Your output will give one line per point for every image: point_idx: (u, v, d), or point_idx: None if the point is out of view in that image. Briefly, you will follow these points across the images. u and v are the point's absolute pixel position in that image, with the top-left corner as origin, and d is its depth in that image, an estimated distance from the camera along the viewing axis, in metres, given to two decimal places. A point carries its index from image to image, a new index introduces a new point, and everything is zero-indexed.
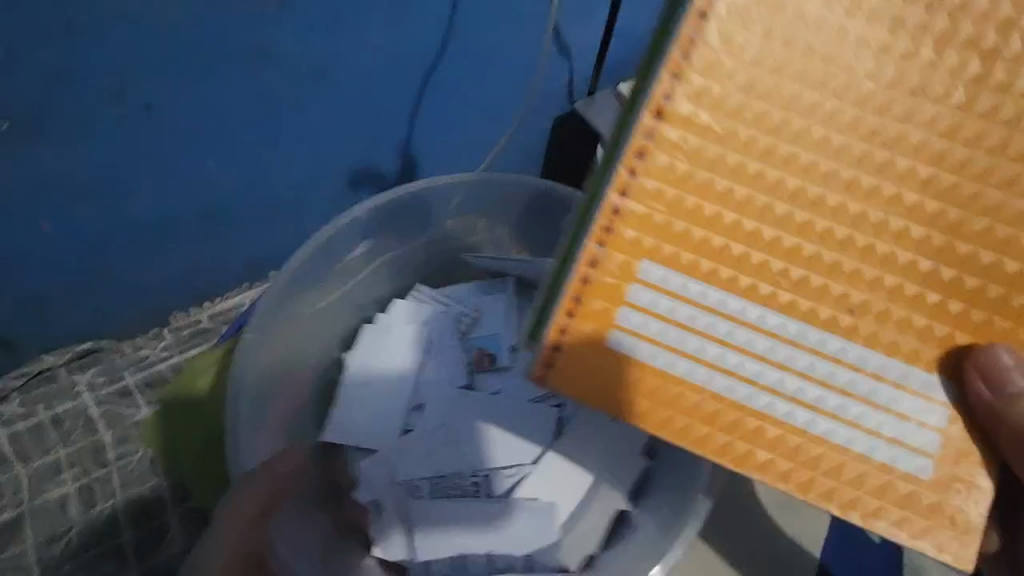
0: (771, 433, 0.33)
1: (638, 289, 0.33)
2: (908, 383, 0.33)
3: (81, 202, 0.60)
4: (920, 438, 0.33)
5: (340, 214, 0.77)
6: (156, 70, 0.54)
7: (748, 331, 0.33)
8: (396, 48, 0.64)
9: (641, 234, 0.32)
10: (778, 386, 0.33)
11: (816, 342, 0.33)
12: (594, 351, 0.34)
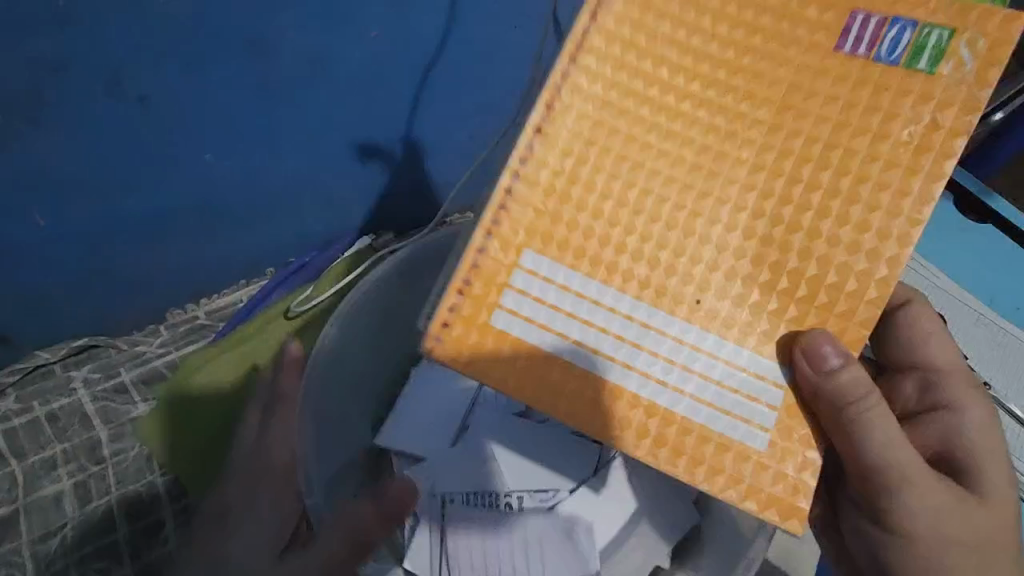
0: (630, 411, 0.38)
1: (517, 283, 0.39)
2: (745, 367, 0.38)
3: (85, 195, 0.60)
4: (755, 416, 0.38)
5: (345, 215, 0.78)
6: (157, 61, 0.54)
7: (606, 320, 0.38)
8: (404, 42, 0.64)
9: (522, 234, 0.39)
10: (636, 367, 0.38)
11: (661, 330, 0.38)
12: (476, 333, 0.39)
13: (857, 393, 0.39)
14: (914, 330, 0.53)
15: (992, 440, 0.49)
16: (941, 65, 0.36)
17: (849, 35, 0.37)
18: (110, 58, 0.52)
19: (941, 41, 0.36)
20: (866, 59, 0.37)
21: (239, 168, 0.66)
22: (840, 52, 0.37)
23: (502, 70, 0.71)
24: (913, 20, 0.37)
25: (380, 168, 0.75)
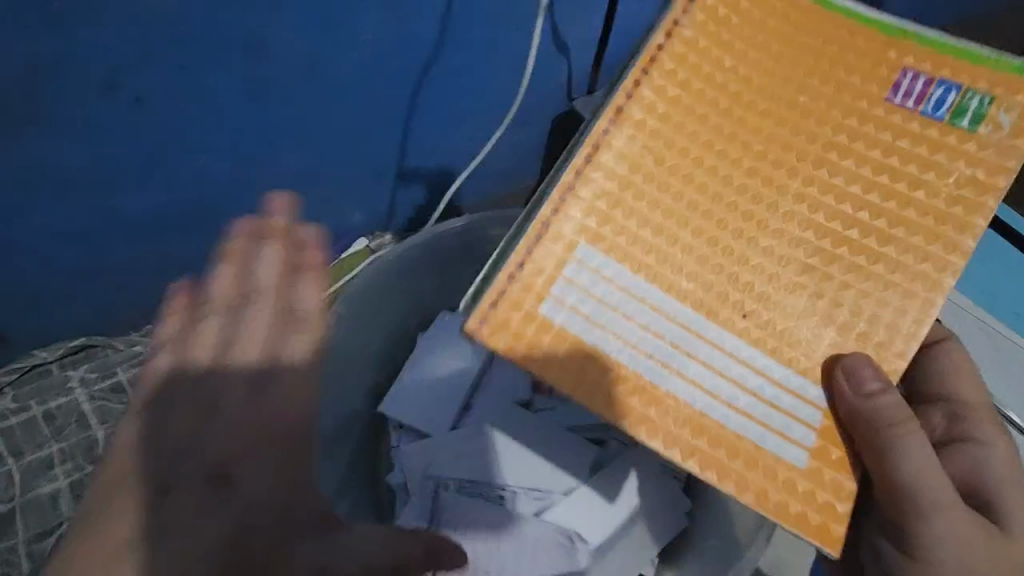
0: (674, 417, 0.38)
1: (569, 272, 0.39)
2: (784, 383, 0.39)
3: (89, 198, 0.61)
4: (795, 432, 0.39)
5: (348, 216, 0.80)
6: (155, 63, 0.54)
7: (656, 327, 0.39)
8: (404, 42, 0.65)
9: (578, 233, 0.40)
10: (681, 373, 0.39)
11: (706, 336, 0.39)
12: (524, 320, 0.38)
13: (894, 417, 0.40)
14: (947, 364, 0.52)
15: (1020, 479, 0.48)
16: (980, 126, 0.42)
17: (901, 89, 0.43)
18: (108, 58, 0.52)
19: (981, 106, 0.42)
20: (913, 111, 0.42)
21: (237, 169, 0.67)
22: (891, 103, 0.43)
23: (496, 69, 0.73)
24: (959, 85, 0.42)
25: (381, 168, 0.77)
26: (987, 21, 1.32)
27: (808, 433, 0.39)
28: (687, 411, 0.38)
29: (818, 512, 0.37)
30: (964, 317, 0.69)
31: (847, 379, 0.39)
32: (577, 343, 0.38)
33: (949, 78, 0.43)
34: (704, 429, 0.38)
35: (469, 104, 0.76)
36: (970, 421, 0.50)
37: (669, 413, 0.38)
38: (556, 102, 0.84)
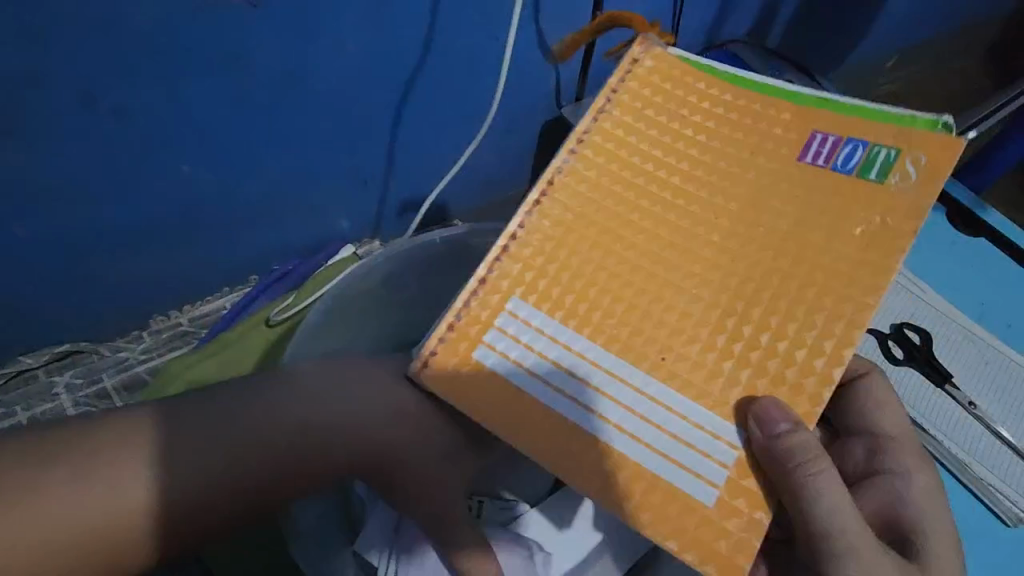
0: (600, 460, 0.36)
1: (510, 309, 0.39)
2: (703, 424, 0.36)
3: (76, 206, 0.61)
4: (707, 472, 0.35)
5: (336, 223, 0.80)
6: (132, 76, 0.54)
7: (575, 367, 0.37)
8: (391, 52, 0.65)
9: (511, 278, 0.39)
10: (601, 414, 0.36)
11: (625, 376, 0.37)
12: (455, 365, 0.37)
13: (809, 456, 0.36)
14: (868, 397, 0.53)
15: (934, 507, 0.48)
16: (891, 176, 0.40)
17: (810, 149, 0.41)
18: (84, 71, 0.52)
19: (888, 159, 0.40)
20: (825, 170, 0.41)
21: (219, 178, 0.67)
22: (802, 164, 0.41)
23: (484, 77, 0.74)
24: (864, 142, 0.41)
25: (368, 177, 0.77)
26: (982, 27, 1.32)
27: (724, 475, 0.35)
28: (605, 454, 0.36)
29: (720, 557, 0.34)
30: (951, 326, 0.68)
31: (759, 418, 0.35)
32: (500, 383, 0.37)
33: (855, 135, 0.41)
34: (626, 476, 0.35)
35: (456, 112, 0.76)
36: (887, 455, 0.50)
37: (590, 459, 0.35)
38: (544, 109, 0.84)
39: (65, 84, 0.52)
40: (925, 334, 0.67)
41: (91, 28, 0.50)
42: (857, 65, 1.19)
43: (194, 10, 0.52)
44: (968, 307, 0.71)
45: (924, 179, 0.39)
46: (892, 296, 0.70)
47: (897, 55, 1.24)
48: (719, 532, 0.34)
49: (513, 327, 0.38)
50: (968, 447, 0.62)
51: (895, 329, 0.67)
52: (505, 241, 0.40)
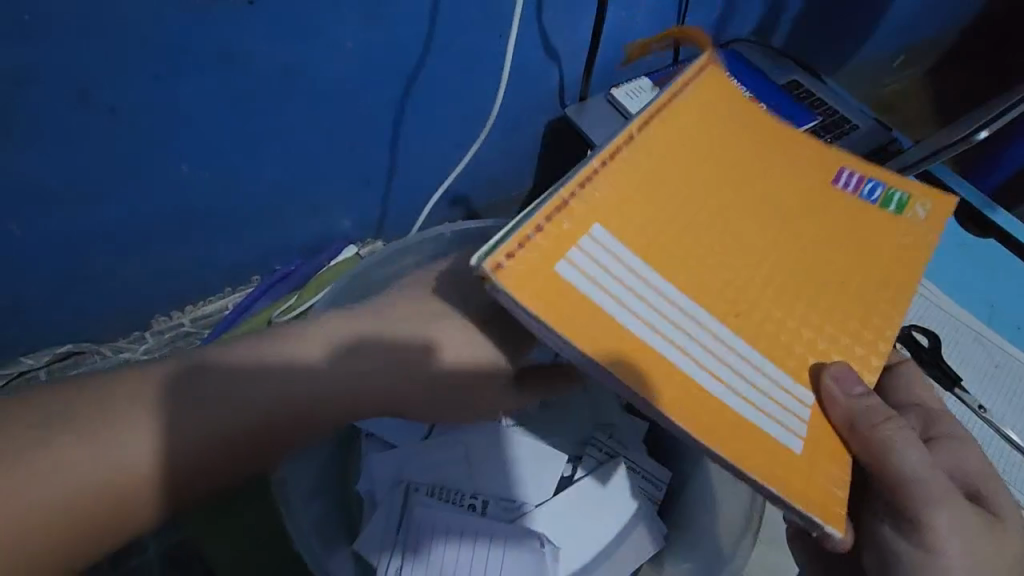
0: (694, 401, 0.33)
1: (593, 234, 0.35)
2: (782, 381, 0.37)
3: (79, 208, 0.61)
4: (788, 423, 0.36)
5: (340, 224, 0.81)
6: (130, 76, 0.54)
7: (663, 310, 0.35)
8: (392, 52, 0.64)
9: (596, 205, 0.36)
10: (690, 355, 0.35)
11: (712, 327, 0.36)
12: (533, 272, 0.32)
13: (883, 416, 0.39)
14: (912, 375, 0.54)
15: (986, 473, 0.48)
16: (905, 212, 0.47)
17: (840, 178, 0.47)
18: (79, 69, 0.51)
19: (902, 199, 0.47)
20: (852, 199, 0.46)
21: (219, 177, 0.66)
22: (835, 188, 0.47)
23: (486, 75, 0.73)
24: (882, 182, 0.47)
25: (372, 177, 0.77)
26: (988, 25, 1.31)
27: (793, 423, 0.36)
28: (707, 401, 0.34)
29: (818, 494, 0.34)
30: (959, 329, 0.68)
31: (834, 378, 0.38)
32: (582, 302, 0.33)
33: (875, 176, 0.48)
34: (722, 417, 0.34)
35: (459, 112, 0.76)
36: (942, 423, 0.51)
37: (683, 396, 0.33)
38: (548, 108, 0.84)
39: (67, 88, 0.52)
40: (934, 337, 0.65)
41: (87, 27, 0.49)
42: (864, 64, 1.18)
43: (190, 8, 0.52)
44: (975, 308, 0.70)
45: (930, 220, 0.47)
46: None
47: (904, 54, 1.23)
48: (810, 474, 0.35)
49: (600, 251, 0.35)
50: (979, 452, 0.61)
51: (905, 332, 0.65)
52: (583, 170, 0.37)
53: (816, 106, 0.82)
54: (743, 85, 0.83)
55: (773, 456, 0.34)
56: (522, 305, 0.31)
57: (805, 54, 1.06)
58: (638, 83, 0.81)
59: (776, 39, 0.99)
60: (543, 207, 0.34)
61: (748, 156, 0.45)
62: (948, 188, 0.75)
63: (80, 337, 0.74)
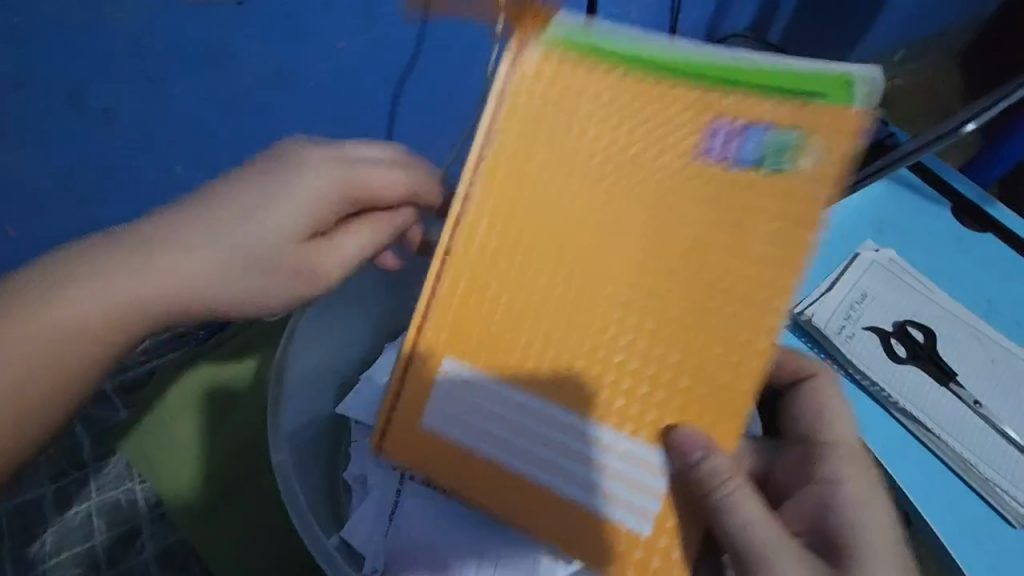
0: (522, 503, 0.42)
1: (447, 371, 0.42)
2: (630, 454, 0.40)
3: (69, 208, 0.61)
4: (629, 498, 0.41)
5: None
6: (119, 77, 0.54)
7: (513, 418, 0.41)
8: (381, 52, 0.64)
9: (443, 343, 0.42)
10: (529, 462, 0.42)
11: (546, 420, 0.41)
12: (406, 436, 0.42)
13: (721, 481, 0.39)
14: (817, 405, 0.53)
15: (880, 510, 0.46)
16: (795, 164, 0.36)
17: (710, 140, 0.37)
18: (67, 69, 0.51)
19: (787, 141, 0.36)
20: (723, 168, 0.37)
21: (210, 177, 0.67)
22: (697, 161, 0.37)
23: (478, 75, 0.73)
24: (765, 121, 0.36)
25: None
26: (991, 15, 1.30)
27: (633, 494, 0.41)
28: (541, 496, 0.41)
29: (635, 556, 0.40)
30: (957, 325, 0.67)
31: (677, 443, 0.39)
32: (439, 446, 0.42)
33: (756, 113, 0.36)
34: (546, 506, 0.41)
35: (449, 110, 0.75)
36: (830, 462, 0.49)
37: (515, 506, 0.42)
38: None
39: (54, 89, 0.52)
40: (927, 333, 0.66)
41: (77, 29, 0.49)
42: (864, 57, 1.17)
43: (179, 9, 0.52)
44: (972, 303, 0.69)
45: (808, 167, 0.39)
46: (895, 293, 0.68)
47: (904, 49, 1.23)
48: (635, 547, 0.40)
49: (458, 383, 0.42)
50: (972, 447, 0.60)
51: (899, 327, 0.66)
52: (428, 292, 0.41)
53: None
54: None
55: (602, 535, 0.41)
56: (398, 463, 0.43)
57: (803, 48, 1.06)
58: None
59: (774, 34, 0.99)
60: (396, 367, 0.42)
61: (635, 126, 0.38)
62: (950, 185, 0.75)
63: None
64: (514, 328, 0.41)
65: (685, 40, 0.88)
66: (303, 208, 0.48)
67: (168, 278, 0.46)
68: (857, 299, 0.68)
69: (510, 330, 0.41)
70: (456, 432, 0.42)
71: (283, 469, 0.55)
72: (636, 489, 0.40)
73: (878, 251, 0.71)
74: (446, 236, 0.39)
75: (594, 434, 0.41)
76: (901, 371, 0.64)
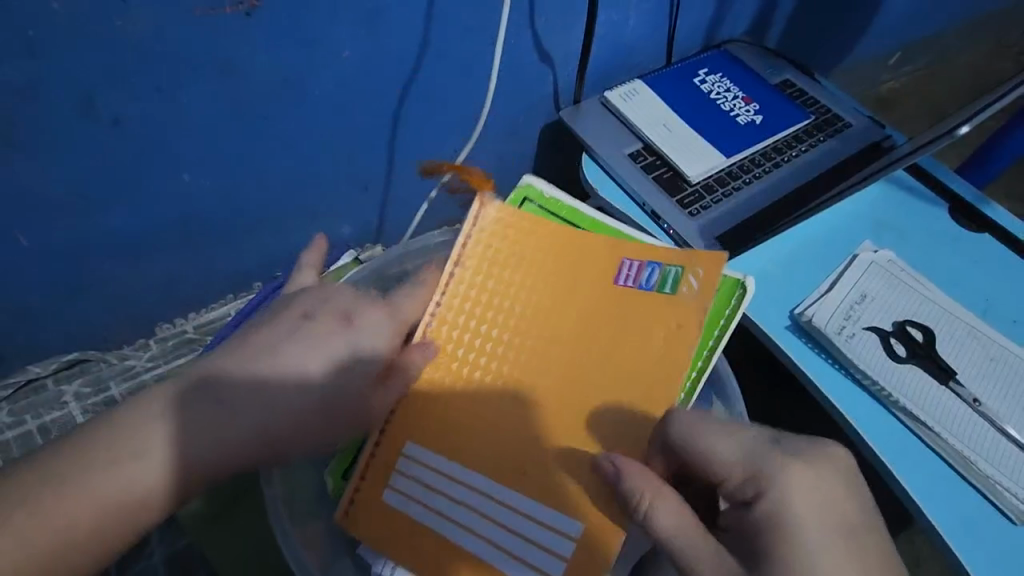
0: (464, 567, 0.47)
1: (403, 461, 0.51)
2: (544, 519, 0.47)
3: (80, 217, 0.62)
4: (538, 562, 0.46)
5: (340, 228, 0.81)
6: (129, 86, 0.55)
7: (450, 489, 0.49)
8: (385, 59, 0.65)
9: (409, 434, 0.51)
10: (467, 530, 0.48)
11: (482, 483, 0.49)
12: (369, 516, 0.50)
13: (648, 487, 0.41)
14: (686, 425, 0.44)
15: (815, 513, 0.39)
16: (680, 288, 0.51)
17: (620, 273, 0.54)
18: (78, 81, 0.52)
19: (675, 274, 0.52)
20: (631, 288, 0.53)
21: (218, 186, 0.67)
22: (617, 286, 0.53)
23: (482, 81, 0.74)
24: (660, 262, 0.53)
25: (369, 181, 0.78)
26: (985, 16, 1.31)
27: (535, 549, 0.46)
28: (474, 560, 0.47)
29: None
30: (954, 323, 0.68)
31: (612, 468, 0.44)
32: (398, 517, 0.49)
33: (651, 258, 0.53)
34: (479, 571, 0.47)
35: (454, 119, 0.77)
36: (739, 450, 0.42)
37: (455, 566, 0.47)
38: (543, 111, 0.84)
39: (66, 102, 0.53)
40: (926, 332, 0.67)
41: (90, 36, 0.50)
42: (861, 59, 1.18)
43: (189, 20, 0.53)
44: (970, 303, 0.70)
45: (703, 288, 0.51)
46: (893, 293, 0.69)
47: (901, 50, 1.24)
48: None
49: (413, 467, 0.50)
50: (973, 447, 0.60)
51: (898, 327, 0.67)
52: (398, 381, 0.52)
53: (808, 104, 0.83)
54: (734, 84, 0.83)
55: None
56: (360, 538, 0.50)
57: (801, 53, 1.07)
58: (633, 86, 0.81)
59: (772, 37, 1.00)
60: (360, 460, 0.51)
61: (563, 267, 0.55)
62: (949, 186, 0.77)
63: (85, 342, 0.75)
64: (472, 411, 0.51)
65: (684, 46, 0.90)
66: (364, 334, 0.49)
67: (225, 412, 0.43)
68: (857, 300, 0.68)
69: (460, 415, 0.51)
70: (414, 505, 0.49)
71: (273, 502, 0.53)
72: (545, 550, 0.46)
73: (877, 252, 0.72)
74: (420, 334, 0.53)
75: (510, 502, 0.48)
76: (903, 371, 0.64)
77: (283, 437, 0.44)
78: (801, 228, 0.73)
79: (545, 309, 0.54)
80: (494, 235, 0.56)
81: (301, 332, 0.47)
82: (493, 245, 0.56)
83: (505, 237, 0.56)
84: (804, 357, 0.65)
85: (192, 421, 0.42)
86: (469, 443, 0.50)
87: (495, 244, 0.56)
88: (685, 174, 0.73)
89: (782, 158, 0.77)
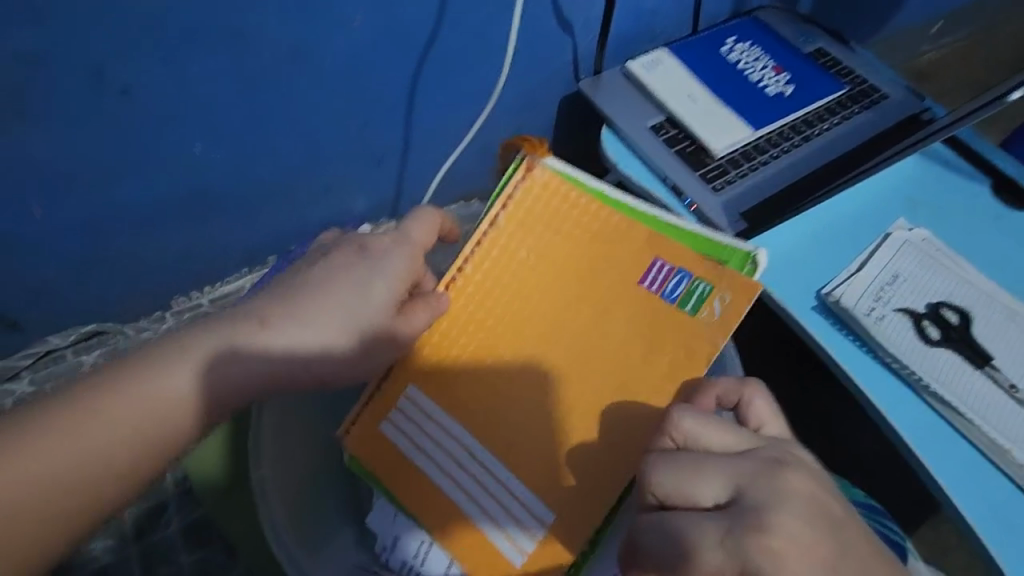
0: (444, 518, 0.48)
1: (401, 402, 0.50)
2: (527, 499, 0.48)
3: (92, 189, 0.62)
4: (518, 537, 0.47)
5: (353, 202, 0.80)
6: (139, 52, 0.54)
7: (444, 441, 0.49)
8: (400, 25, 0.63)
9: (411, 376, 0.50)
10: (467, 494, 0.48)
11: (472, 447, 0.49)
12: (370, 443, 0.50)
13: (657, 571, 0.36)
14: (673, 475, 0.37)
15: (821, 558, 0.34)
16: (702, 310, 0.49)
17: (648, 273, 0.50)
18: (89, 48, 0.52)
19: (703, 291, 0.49)
20: (653, 293, 0.50)
21: (230, 157, 0.66)
22: (639, 286, 0.50)
23: (499, 48, 0.72)
24: (692, 273, 0.50)
25: (383, 154, 0.76)
26: None
27: (520, 519, 0.47)
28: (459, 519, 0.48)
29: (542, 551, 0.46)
30: (992, 307, 0.64)
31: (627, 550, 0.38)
32: (394, 449, 0.49)
33: (687, 266, 0.50)
34: (456, 528, 0.48)
35: (470, 89, 0.74)
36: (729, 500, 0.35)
37: (441, 519, 0.48)
38: (562, 81, 0.82)
39: (76, 71, 0.52)
40: (962, 316, 0.64)
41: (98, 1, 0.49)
42: (899, 30, 1.13)
43: None
44: (1010, 286, 0.66)
45: (723, 319, 0.48)
46: (928, 275, 0.66)
47: (942, 20, 1.18)
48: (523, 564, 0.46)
49: (410, 407, 0.50)
50: (1009, 435, 0.57)
51: (932, 310, 0.64)
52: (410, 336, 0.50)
53: (842, 75, 0.79)
54: (763, 53, 0.80)
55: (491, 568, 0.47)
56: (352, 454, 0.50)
57: (835, 22, 1.02)
58: (657, 56, 0.77)
59: (805, 6, 0.95)
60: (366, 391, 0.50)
61: (583, 243, 0.52)
62: (990, 161, 0.73)
63: (101, 314, 0.75)
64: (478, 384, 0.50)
65: (711, 14, 0.86)
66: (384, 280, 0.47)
67: (230, 360, 0.42)
68: (888, 282, 0.65)
69: (463, 379, 0.50)
70: (409, 445, 0.49)
71: (262, 485, 0.51)
72: (523, 526, 0.47)
73: (911, 231, 0.69)
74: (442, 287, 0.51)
75: (497, 473, 0.48)
76: (935, 356, 0.61)
77: (316, 379, 0.45)
78: (829, 204, 0.70)
79: (564, 285, 0.51)
80: (523, 205, 0.52)
81: (313, 277, 0.46)
82: (517, 212, 0.52)
83: (530, 208, 0.52)
84: (831, 340, 0.62)
85: (199, 410, 0.41)
86: (469, 406, 0.50)
87: (524, 215, 0.52)
88: (709, 148, 0.70)
89: (813, 132, 0.73)
